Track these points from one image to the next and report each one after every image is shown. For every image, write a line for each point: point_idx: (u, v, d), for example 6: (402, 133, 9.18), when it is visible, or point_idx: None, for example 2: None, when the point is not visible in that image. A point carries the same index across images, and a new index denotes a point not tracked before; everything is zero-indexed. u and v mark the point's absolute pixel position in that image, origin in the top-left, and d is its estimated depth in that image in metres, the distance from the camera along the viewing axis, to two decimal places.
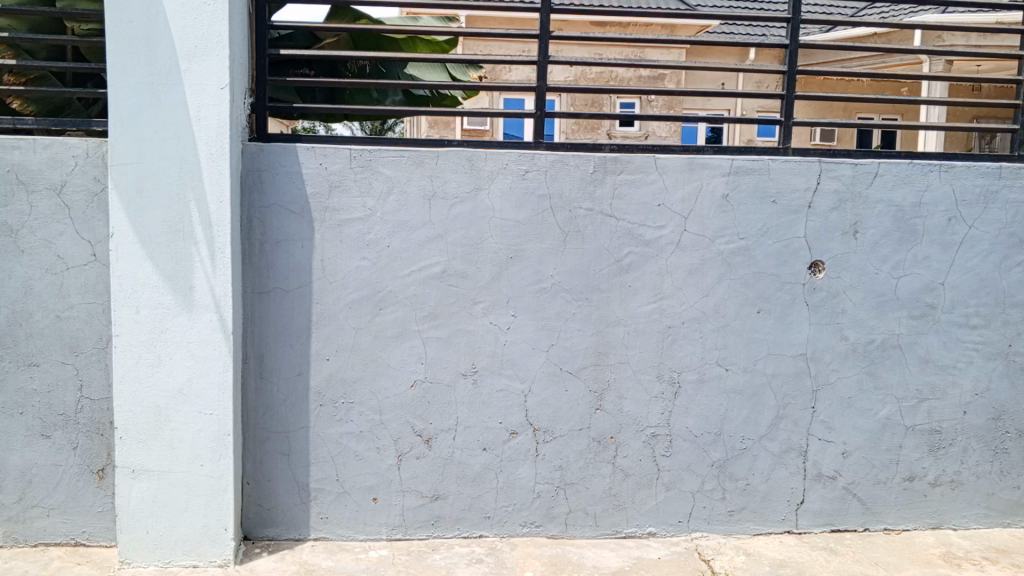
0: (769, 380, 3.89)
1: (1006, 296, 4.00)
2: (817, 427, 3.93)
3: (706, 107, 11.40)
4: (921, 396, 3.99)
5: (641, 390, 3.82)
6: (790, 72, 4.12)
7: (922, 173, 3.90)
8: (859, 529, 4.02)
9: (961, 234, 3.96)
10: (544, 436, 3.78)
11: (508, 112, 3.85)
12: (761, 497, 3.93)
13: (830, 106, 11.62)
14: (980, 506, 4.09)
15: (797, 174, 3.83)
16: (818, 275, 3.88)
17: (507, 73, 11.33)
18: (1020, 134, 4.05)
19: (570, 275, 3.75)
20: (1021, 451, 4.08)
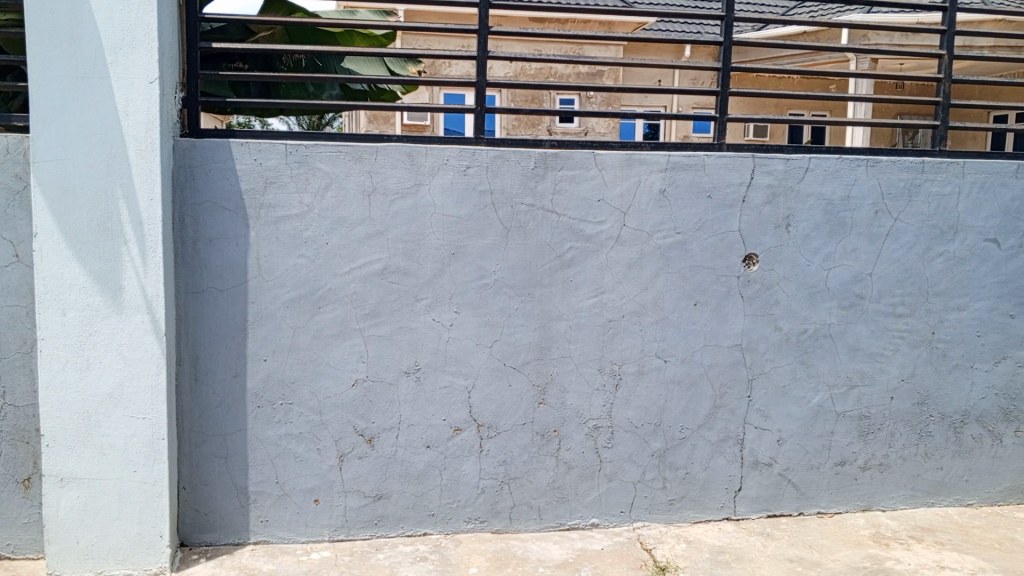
0: (707, 371, 3.97)
1: (929, 286, 4.17)
2: (753, 415, 4.03)
3: (643, 103, 11.56)
4: (851, 383, 4.13)
5: (584, 383, 3.85)
6: (725, 69, 4.20)
7: (850, 168, 4.03)
8: (794, 513, 4.14)
9: (887, 226, 4.10)
10: (487, 432, 3.78)
11: (448, 108, 3.82)
12: (700, 485, 4.02)
13: (762, 103, 11.92)
14: (907, 487, 4.26)
15: (731, 170, 3.92)
16: (752, 267, 3.98)
17: (446, 68, 11.28)
18: (941, 130, 4.22)
19: (512, 270, 3.76)
20: (943, 434, 4.26)
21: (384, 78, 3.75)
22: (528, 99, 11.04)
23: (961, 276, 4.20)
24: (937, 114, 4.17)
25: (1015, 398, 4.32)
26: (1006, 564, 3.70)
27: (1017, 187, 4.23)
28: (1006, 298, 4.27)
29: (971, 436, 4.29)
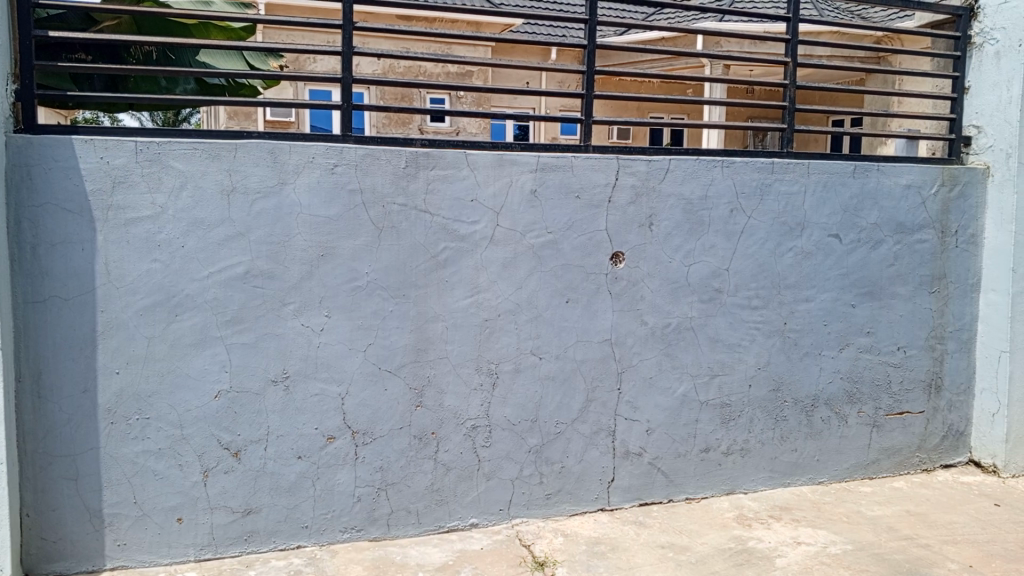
0: (579, 366, 4.05)
1: (780, 280, 4.44)
2: (624, 408, 4.15)
3: (511, 104, 11.70)
4: (713, 373, 4.34)
5: (460, 384, 3.83)
6: (590, 72, 4.29)
7: (707, 168, 4.23)
8: (664, 500, 4.30)
9: (741, 224, 4.34)
10: (363, 438, 3.69)
11: (314, 105, 3.70)
12: (576, 478, 4.09)
13: (625, 106, 12.37)
14: (765, 469, 4.52)
15: (597, 170, 4.01)
16: (619, 265, 4.09)
17: (312, 64, 10.97)
18: (788, 133, 4.50)
19: (385, 272, 3.68)
20: (796, 417, 4.55)
21: (243, 73, 3.57)
22: (397, 98, 10.93)
23: (808, 270, 4.50)
24: (784, 118, 4.45)
25: (857, 381, 4.68)
26: (854, 536, 3.99)
27: (854, 186, 4.58)
28: (847, 289, 4.61)
29: (820, 418, 4.61)
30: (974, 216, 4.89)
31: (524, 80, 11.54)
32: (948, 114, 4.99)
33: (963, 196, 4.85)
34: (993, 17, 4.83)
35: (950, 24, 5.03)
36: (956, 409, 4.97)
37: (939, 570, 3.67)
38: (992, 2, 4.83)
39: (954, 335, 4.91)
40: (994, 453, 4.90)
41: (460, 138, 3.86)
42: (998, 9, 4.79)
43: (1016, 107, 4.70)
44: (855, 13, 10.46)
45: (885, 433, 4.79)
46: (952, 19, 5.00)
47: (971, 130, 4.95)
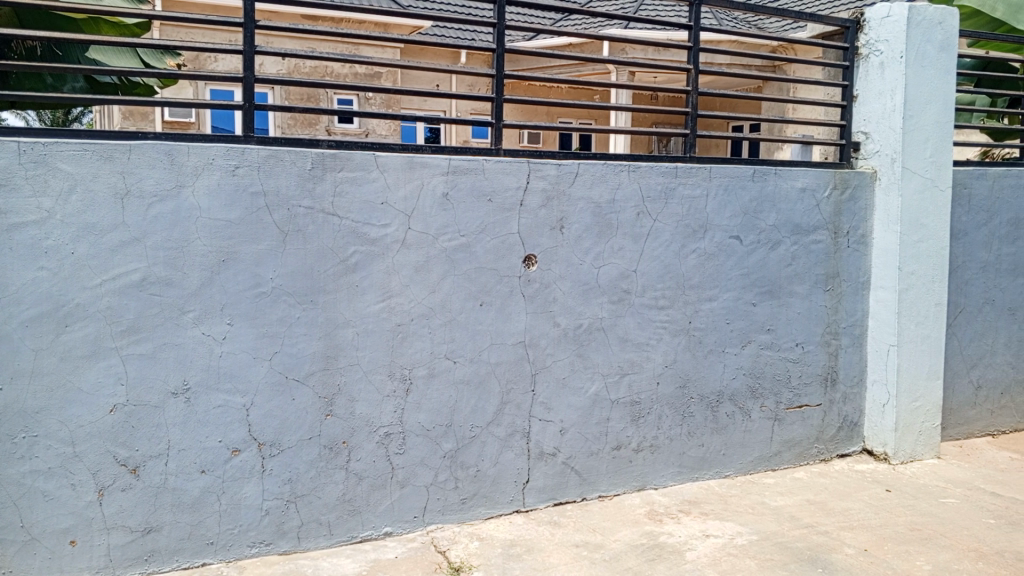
0: (493, 369, 4.04)
1: (685, 280, 4.57)
2: (538, 409, 4.17)
3: (421, 106, 11.62)
4: (623, 372, 4.41)
5: (372, 391, 3.77)
6: (499, 76, 4.29)
7: (615, 172, 4.31)
8: (578, 499, 4.34)
9: (648, 226, 4.43)
10: (270, 450, 3.57)
11: (214, 105, 3.56)
12: (491, 481, 4.08)
13: (535, 111, 12.50)
14: (674, 464, 4.63)
15: (509, 173, 4.02)
16: (532, 267, 4.12)
17: (213, 63, 10.62)
18: (690, 138, 4.62)
19: (291, 277, 3.58)
20: (703, 413, 4.68)
21: (137, 72, 3.40)
22: (304, 98, 10.71)
23: (712, 270, 4.65)
24: (687, 124, 4.56)
25: (759, 376, 4.86)
26: (758, 526, 4.14)
27: (753, 190, 4.76)
28: (748, 288, 4.78)
29: (725, 413, 4.76)
30: (864, 217, 5.15)
31: (434, 83, 11.51)
32: (838, 121, 5.25)
33: (854, 199, 5.10)
34: (877, 30, 5.11)
35: (839, 35, 5.28)
36: (851, 401, 5.22)
37: (837, 555, 3.84)
38: (876, 15, 5.11)
39: (847, 330, 5.16)
40: (885, 442, 5.17)
41: (369, 140, 3.77)
42: (882, 22, 5.07)
43: (900, 114, 4.99)
44: (751, 23, 10.90)
45: (786, 426, 4.99)
46: (840, 31, 5.25)
47: (859, 136, 5.22)
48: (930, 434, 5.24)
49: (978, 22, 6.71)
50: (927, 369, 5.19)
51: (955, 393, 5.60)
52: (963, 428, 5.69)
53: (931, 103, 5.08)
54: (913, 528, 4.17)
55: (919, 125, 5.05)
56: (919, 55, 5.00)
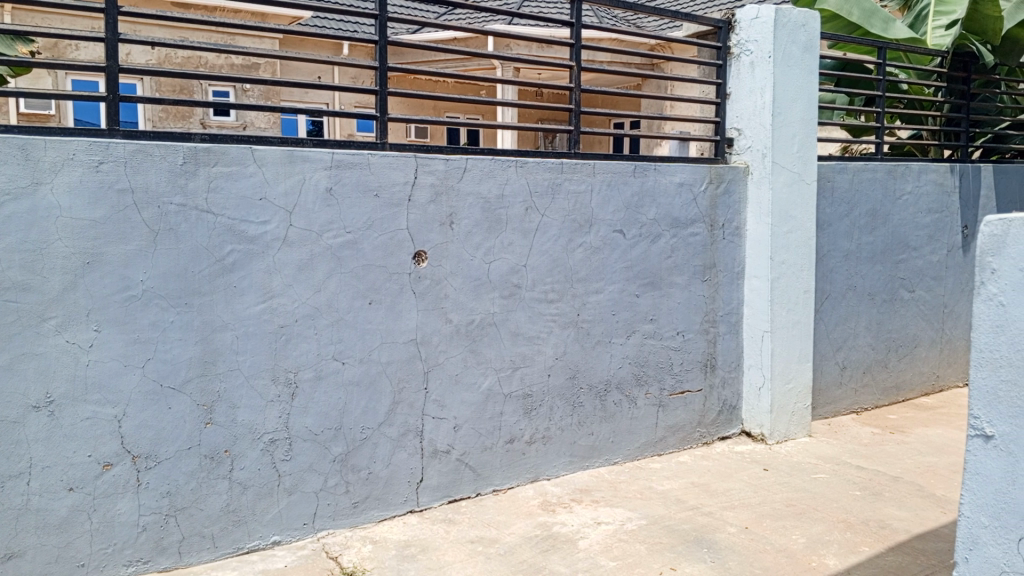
0: (383, 368, 3.97)
1: (573, 273, 4.63)
2: (431, 407, 4.13)
3: (301, 99, 11.26)
4: (514, 366, 4.43)
5: (255, 396, 3.62)
6: (382, 69, 4.19)
7: (502, 168, 4.31)
8: (472, 495, 4.33)
9: (536, 222, 4.47)
10: (145, 463, 3.37)
11: (73, 96, 3.30)
12: (383, 483, 4.01)
13: (421, 105, 12.39)
14: (565, 454, 4.70)
15: (395, 168, 3.95)
16: (422, 263, 4.07)
17: (73, 52, 9.93)
18: (575, 134, 4.68)
19: (163, 279, 3.39)
20: (593, 403, 4.77)
21: None
22: (176, 90, 10.18)
23: (597, 263, 4.74)
24: (572, 120, 4.62)
25: (644, 364, 5.00)
26: (647, 511, 4.27)
27: (635, 184, 4.88)
28: (632, 280, 4.91)
29: (613, 402, 4.87)
30: (738, 210, 5.39)
31: (315, 75, 11.21)
32: (713, 118, 5.45)
33: (728, 193, 5.33)
34: (747, 30, 5.33)
35: (712, 35, 5.48)
36: (729, 386, 5.46)
37: (721, 534, 4.01)
38: (745, 16, 5.33)
39: (724, 318, 5.39)
40: (761, 423, 5.43)
41: (244, 133, 3.63)
42: (751, 23, 5.30)
43: (769, 112, 5.24)
44: (631, 22, 11.21)
45: (670, 411, 5.16)
46: (713, 30, 5.45)
47: (732, 132, 5.44)
48: (802, 414, 5.55)
49: (837, 25, 7.14)
50: (798, 352, 5.50)
51: (823, 374, 5.96)
52: (831, 407, 6.05)
53: (796, 101, 5.36)
54: (789, 504, 4.40)
55: (786, 122, 5.31)
56: (784, 56, 5.26)
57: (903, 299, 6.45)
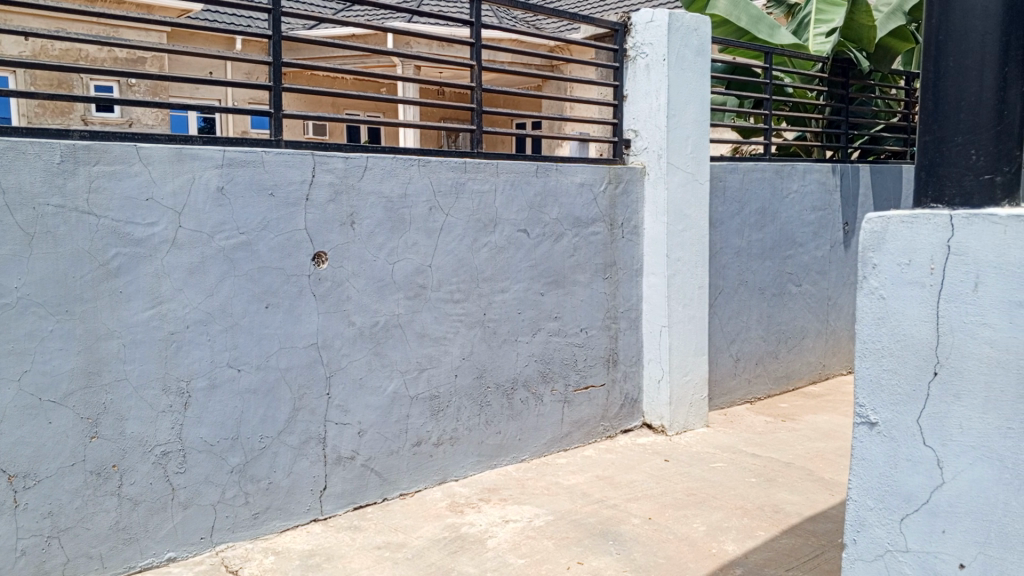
0: (282, 374, 3.85)
1: (478, 273, 4.62)
2: (334, 412, 4.04)
3: (191, 95, 10.81)
4: (421, 367, 4.39)
5: (145, 408, 3.44)
6: (277, 64, 4.06)
7: (404, 167, 4.25)
8: (378, 500, 4.26)
9: (440, 221, 4.43)
10: (23, 482, 3.14)
11: None
12: (285, 492, 3.89)
13: (319, 102, 12.10)
14: (473, 454, 4.69)
15: (292, 167, 3.83)
16: (322, 265, 3.97)
17: None
18: (477, 133, 4.67)
19: (40, 286, 3.17)
20: (499, 402, 4.78)
21: None
22: (53, 83, 9.58)
23: (502, 262, 4.74)
24: (474, 119, 4.60)
25: (549, 362, 5.05)
26: (554, 506, 4.31)
27: (538, 184, 4.92)
28: (536, 279, 4.94)
29: (520, 400, 4.89)
30: (636, 210, 5.52)
31: (206, 70, 10.78)
32: (611, 119, 5.56)
33: (627, 192, 5.45)
34: (642, 33, 5.46)
35: (609, 37, 5.58)
36: (631, 379, 5.59)
37: (625, 526, 4.09)
38: (641, 20, 5.45)
39: (625, 314, 5.51)
40: (661, 415, 5.58)
41: (128, 130, 3.44)
42: (646, 26, 5.43)
43: (664, 113, 5.37)
44: (530, 23, 11.32)
45: (575, 407, 5.23)
46: (610, 33, 5.55)
47: (630, 133, 5.57)
48: (699, 405, 5.74)
49: (727, 30, 7.45)
50: (695, 346, 5.67)
51: (718, 365, 6.18)
52: (726, 398, 6.28)
53: (689, 104, 5.52)
54: (689, 493, 4.54)
55: (680, 124, 5.47)
56: (677, 59, 5.41)
57: (791, 292, 6.77)
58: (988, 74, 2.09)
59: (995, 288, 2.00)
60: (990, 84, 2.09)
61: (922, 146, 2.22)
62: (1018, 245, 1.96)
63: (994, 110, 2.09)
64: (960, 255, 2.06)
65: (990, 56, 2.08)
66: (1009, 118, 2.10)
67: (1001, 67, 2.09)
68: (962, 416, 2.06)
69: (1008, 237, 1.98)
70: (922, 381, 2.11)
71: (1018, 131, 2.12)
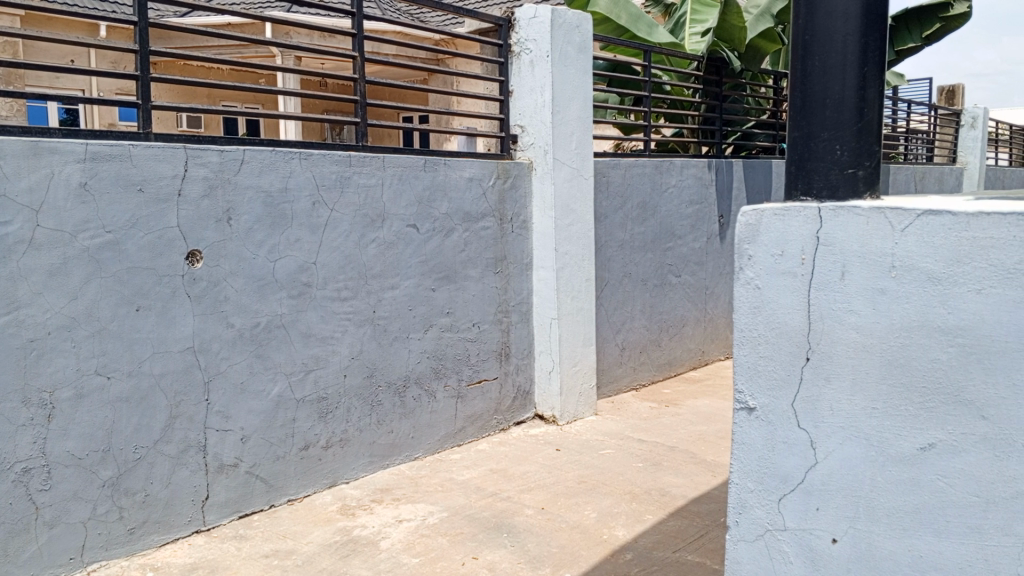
0: (157, 381, 3.64)
1: (366, 269, 4.52)
2: (214, 418, 3.86)
3: (51, 84, 10.11)
4: (307, 368, 4.25)
5: (2, 423, 3.17)
6: (145, 53, 3.82)
7: (284, 160, 4.10)
8: (264, 508, 4.11)
9: (324, 216, 4.30)
10: None
11: None
12: (163, 504, 3.69)
13: (193, 92, 11.56)
14: (364, 455, 4.60)
15: (162, 161, 3.62)
16: (197, 264, 3.78)
17: None
18: (361, 127, 4.56)
19: None
20: (390, 400, 4.71)
21: None
22: None
23: (391, 259, 4.66)
24: (357, 112, 4.49)
25: (441, 358, 5.01)
26: (447, 503, 4.28)
27: (426, 179, 4.86)
28: (426, 274, 4.89)
29: (412, 397, 4.83)
30: (524, 204, 5.55)
31: (68, 58, 10.10)
32: (497, 114, 5.56)
33: (515, 187, 5.47)
34: (526, 29, 5.49)
35: (494, 32, 5.58)
36: (523, 372, 5.63)
37: (519, 518, 4.11)
38: (524, 16, 5.47)
39: (516, 308, 5.54)
40: (552, 406, 5.65)
41: None
42: (529, 22, 5.45)
43: (549, 109, 5.42)
44: (415, 15, 11.23)
45: (468, 402, 5.22)
46: (494, 28, 5.55)
47: (516, 129, 5.60)
48: (588, 394, 5.85)
49: (608, 28, 7.65)
50: (583, 337, 5.78)
51: (606, 355, 6.32)
52: (613, 386, 6.44)
53: (573, 101, 5.60)
54: (580, 481, 4.62)
55: (566, 120, 5.54)
56: (560, 56, 5.47)
57: (671, 283, 7.01)
58: (849, 73, 2.16)
59: (861, 275, 1.99)
60: (852, 83, 2.17)
61: (791, 141, 2.27)
62: (881, 234, 1.95)
63: (855, 108, 2.17)
64: (828, 245, 2.04)
65: (852, 56, 2.16)
66: (869, 115, 2.18)
67: (860, 67, 2.16)
68: (832, 400, 2.05)
69: (871, 227, 1.97)
70: (796, 366, 2.10)
71: (877, 128, 2.20)
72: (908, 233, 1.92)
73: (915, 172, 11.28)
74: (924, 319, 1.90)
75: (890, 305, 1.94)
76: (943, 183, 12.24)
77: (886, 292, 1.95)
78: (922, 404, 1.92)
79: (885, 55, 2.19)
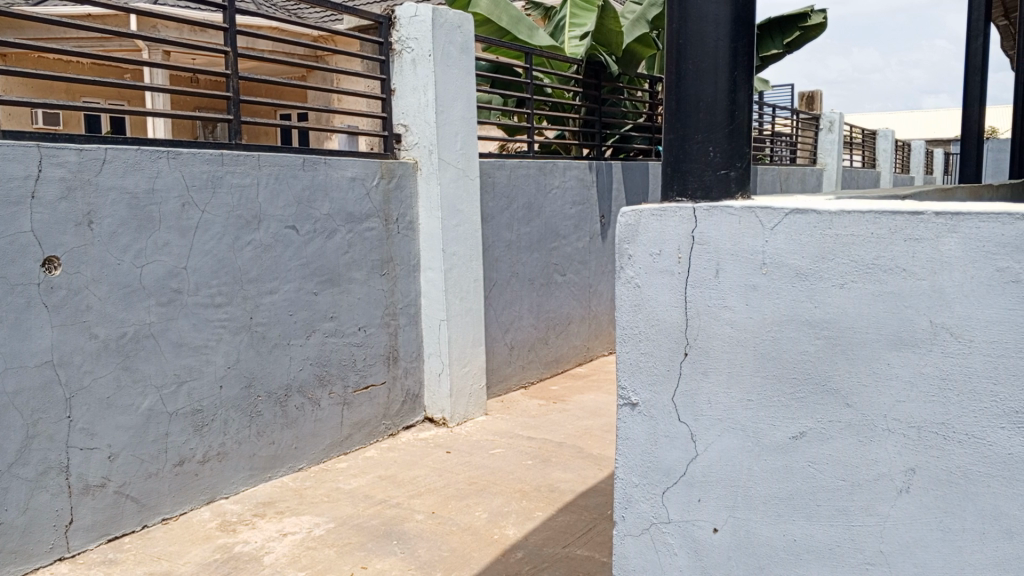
0: (11, 400, 3.36)
1: (242, 274, 4.33)
2: (77, 436, 3.59)
3: None
4: (180, 379, 4.03)
5: None
6: None
7: (150, 159, 3.87)
8: (136, 529, 3.87)
9: (195, 218, 4.09)
10: None
11: None
12: (21, 532, 3.40)
13: (49, 87, 10.77)
14: (245, 468, 4.41)
15: (12, 160, 3.34)
16: (54, 271, 3.50)
17: None
18: (235, 125, 4.35)
19: None
20: (271, 410, 4.53)
21: None
22: None
23: (269, 262, 4.49)
24: (231, 109, 4.29)
25: (325, 364, 4.87)
26: (334, 513, 4.17)
27: (305, 179, 4.71)
28: (308, 278, 4.74)
29: (295, 406, 4.67)
30: (409, 204, 5.48)
31: None
32: (380, 113, 5.46)
33: (399, 187, 5.39)
34: (407, 27, 5.41)
35: (373, 30, 5.47)
36: (411, 375, 5.56)
37: (409, 524, 4.05)
38: (404, 14, 5.39)
39: (403, 310, 5.46)
40: (442, 408, 5.62)
41: None
42: (410, 21, 5.38)
43: (432, 109, 5.37)
44: (291, 11, 10.90)
45: (354, 408, 5.10)
46: (374, 25, 5.44)
47: (399, 128, 5.52)
48: (477, 394, 5.85)
49: (490, 29, 7.68)
50: (471, 337, 5.76)
51: (494, 355, 6.33)
52: (503, 385, 6.46)
53: (456, 100, 5.57)
54: (470, 482, 4.60)
55: (449, 120, 5.50)
56: (442, 55, 5.43)
57: (557, 282, 7.11)
58: (721, 77, 2.24)
59: (734, 271, 2.05)
60: (723, 87, 2.24)
61: (667, 144, 2.34)
62: (752, 232, 2.02)
63: (726, 111, 2.24)
64: (702, 244, 2.09)
65: (723, 60, 2.23)
66: (740, 118, 2.26)
67: (731, 71, 2.24)
68: (710, 393, 2.11)
69: (743, 226, 2.03)
70: (675, 361, 2.15)
71: (747, 130, 2.29)
72: (777, 231, 1.99)
73: (780, 173, 11.95)
74: (794, 314, 1.99)
75: (761, 300, 2.02)
76: (805, 183, 13.03)
77: (758, 288, 2.02)
78: (793, 395, 2.01)
79: (753, 60, 2.27)
